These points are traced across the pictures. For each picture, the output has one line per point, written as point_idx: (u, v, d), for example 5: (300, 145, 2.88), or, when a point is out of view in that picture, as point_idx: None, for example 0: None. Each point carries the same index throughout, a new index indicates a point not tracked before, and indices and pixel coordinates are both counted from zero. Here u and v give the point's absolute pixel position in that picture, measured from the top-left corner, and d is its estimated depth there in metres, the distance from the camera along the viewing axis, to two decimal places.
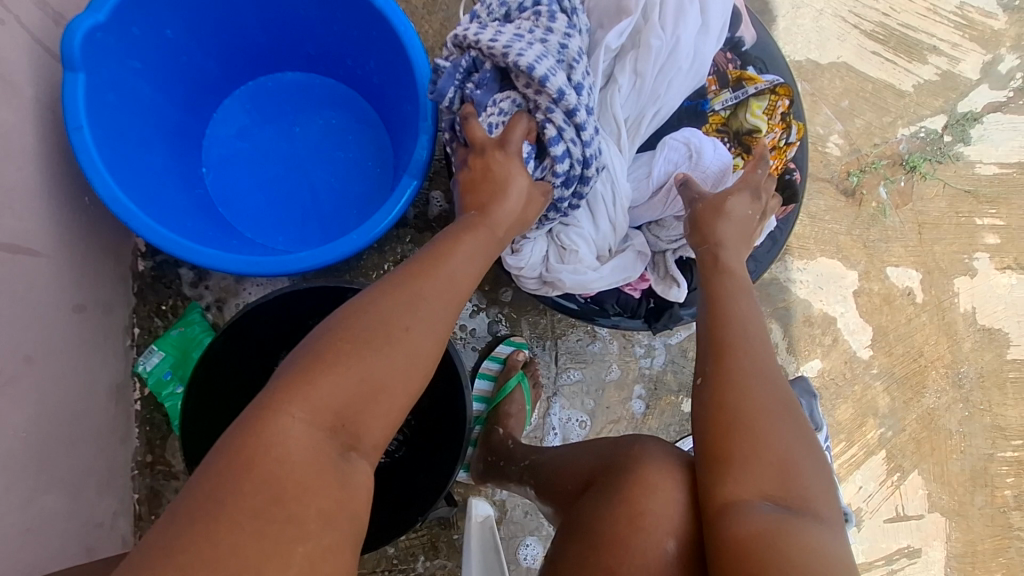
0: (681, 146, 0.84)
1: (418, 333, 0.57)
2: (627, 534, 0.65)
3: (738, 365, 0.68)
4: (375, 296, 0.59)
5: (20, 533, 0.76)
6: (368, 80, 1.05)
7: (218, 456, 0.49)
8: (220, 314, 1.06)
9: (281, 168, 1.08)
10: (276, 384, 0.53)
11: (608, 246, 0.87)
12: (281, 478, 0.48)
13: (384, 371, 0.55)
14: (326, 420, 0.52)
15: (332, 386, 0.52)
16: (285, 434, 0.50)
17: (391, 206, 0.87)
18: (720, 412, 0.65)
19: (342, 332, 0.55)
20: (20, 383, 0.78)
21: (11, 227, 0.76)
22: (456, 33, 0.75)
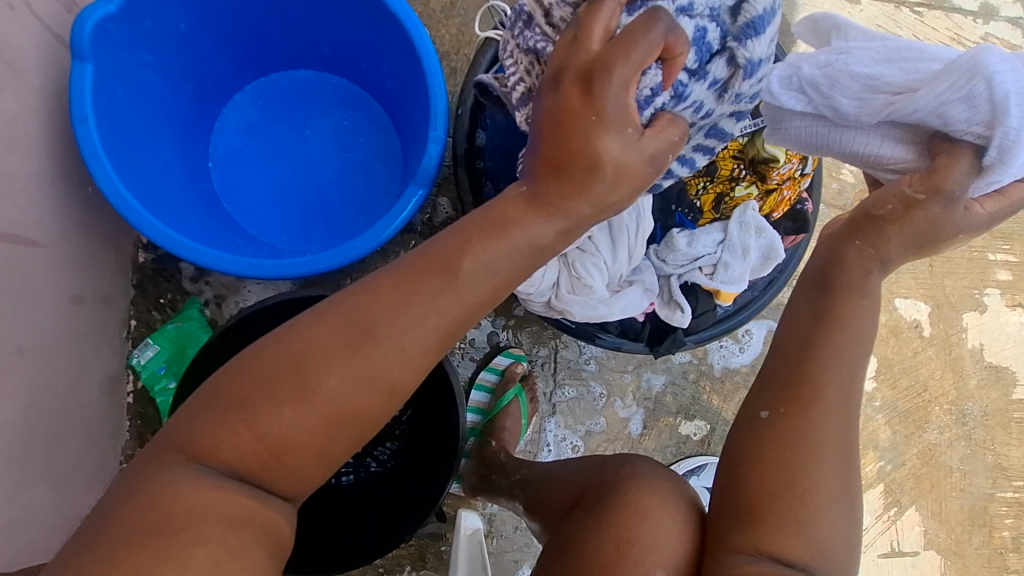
0: (976, 93, 0.56)
1: (339, 389, 0.49)
2: (614, 560, 0.64)
3: (806, 415, 0.59)
4: (307, 332, 0.50)
5: (3, 526, 0.76)
6: (381, 84, 1.04)
7: (120, 487, 0.48)
8: (218, 311, 1.05)
9: (289, 167, 1.07)
10: (184, 422, 0.50)
11: (620, 275, 0.84)
12: (160, 514, 0.46)
13: (293, 424, 0.49)
14: (224, 465, 0.48)
15: (228, 437, 0.48)
16: (180, 470, 0.47)
17: (397, 217, 0.85)
18: (781, 461, 0.59)
19: (256, 368, 0.49)
20: (11, 373, 0.77)
21: (10, 216, 0.75)
22: None
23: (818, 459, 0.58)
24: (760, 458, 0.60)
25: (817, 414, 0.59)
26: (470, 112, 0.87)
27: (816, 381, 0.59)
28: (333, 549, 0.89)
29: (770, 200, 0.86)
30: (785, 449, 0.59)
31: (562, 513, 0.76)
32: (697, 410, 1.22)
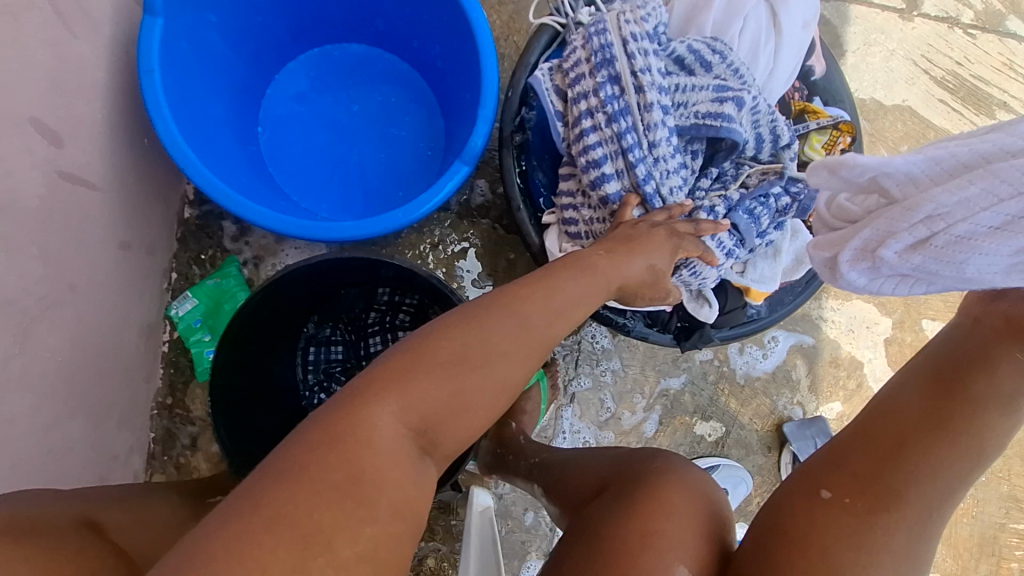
0: None
1: (512, 367, 0.52)
2: (638, 549, 0.63)
3: (880, 521, 0.54)
4: (480, 310, 0.53)
5: (44, 455, 0.77)
6: (430, 63, 1.07)
7: (296, 442, 0.44)
8: (255, 271, 1.08)
9: (334, 137, 1.10)
10: (363, 381, 0.48)
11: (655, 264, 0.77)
12: (362, 467, 0.44)
13: (477, 390, 0.50)
14: (413, 422, 0.48)
15: (422, 397, 0.48)
16: (376, 426, 0.46)
17: (441, 192, 0.87)
18: (834, 552, 0.54)
19: (449, 335, 0.51)
20: (62, 309, 0.77)
21: (75, 157, 0.76)
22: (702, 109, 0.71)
23: (875, 566, 0.53)
24: (809, 539, 0.55)
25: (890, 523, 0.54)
26: (519, 94, 0.86)
27: (898, 487, 0.54)
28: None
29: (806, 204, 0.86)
30: (854, 544, 0.53)
31: (584, 501, 0.77)
32: (712, 412, 1.23)
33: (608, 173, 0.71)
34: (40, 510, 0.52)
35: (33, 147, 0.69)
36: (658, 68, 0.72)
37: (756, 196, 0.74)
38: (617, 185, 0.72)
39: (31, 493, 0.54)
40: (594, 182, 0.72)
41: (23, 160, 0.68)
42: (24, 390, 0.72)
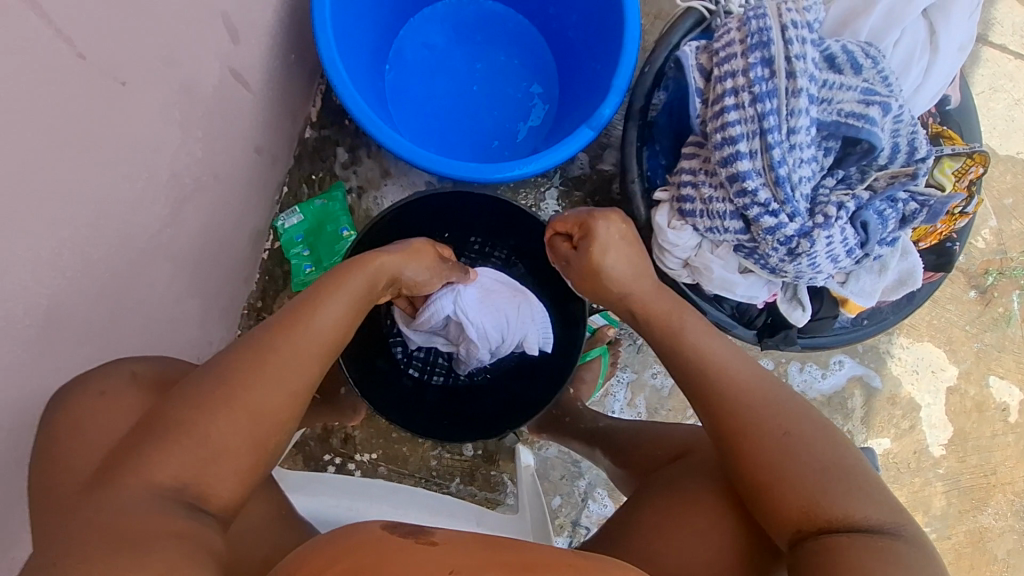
0: None
1: (271, 393, 0.57)
2: (721, 499, 0.68)
3: (735, 401, 0.66)
4: (224, 359, 0.58)
5: (164, 323, 0.83)
6: (563, 31, 1.10)
7: (54, 522, 0.50)
8: (358, 200, 1.14)
9: (455, 86, 1.14)
10: (115, 456, 0.53)
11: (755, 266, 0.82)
12: (115, 525, 0.48)
13: (221, 427, 0.54)
14: (172, 477, 0.52)
15: (170, 458, 0.52)
16: (116, 495, 0.50)
17: (565, 151, 0.89)
18: (748, 449, 0.63)
19: (195, 392, 0.56)
20: (205, 194, 0.82)
21: (244, 58, 0.80)
22: (853, 105, 0.73)
23: (789, 434, 0.63)
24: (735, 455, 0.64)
25: (790, 441, 0.62)
26: (656, 72, 0.88)
27: (724, 385, 0.68)
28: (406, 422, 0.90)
29: (921, 229, 0.85)
30: (755, 426, 0.64)
31: (661, 463, 0.81)
32: None
33: (743, 151, 0.73)
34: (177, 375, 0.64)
35: (219, 39, 0.73)
36: (813, 58, 0.73)
37: (884, 197, 0.75)
38: (750, 165, 0.73)
39: (169, 361, 0.67)
40: (726, 159, 0.75)
41: (211, 49, 0.72)
42: (165, 261, 0.78)
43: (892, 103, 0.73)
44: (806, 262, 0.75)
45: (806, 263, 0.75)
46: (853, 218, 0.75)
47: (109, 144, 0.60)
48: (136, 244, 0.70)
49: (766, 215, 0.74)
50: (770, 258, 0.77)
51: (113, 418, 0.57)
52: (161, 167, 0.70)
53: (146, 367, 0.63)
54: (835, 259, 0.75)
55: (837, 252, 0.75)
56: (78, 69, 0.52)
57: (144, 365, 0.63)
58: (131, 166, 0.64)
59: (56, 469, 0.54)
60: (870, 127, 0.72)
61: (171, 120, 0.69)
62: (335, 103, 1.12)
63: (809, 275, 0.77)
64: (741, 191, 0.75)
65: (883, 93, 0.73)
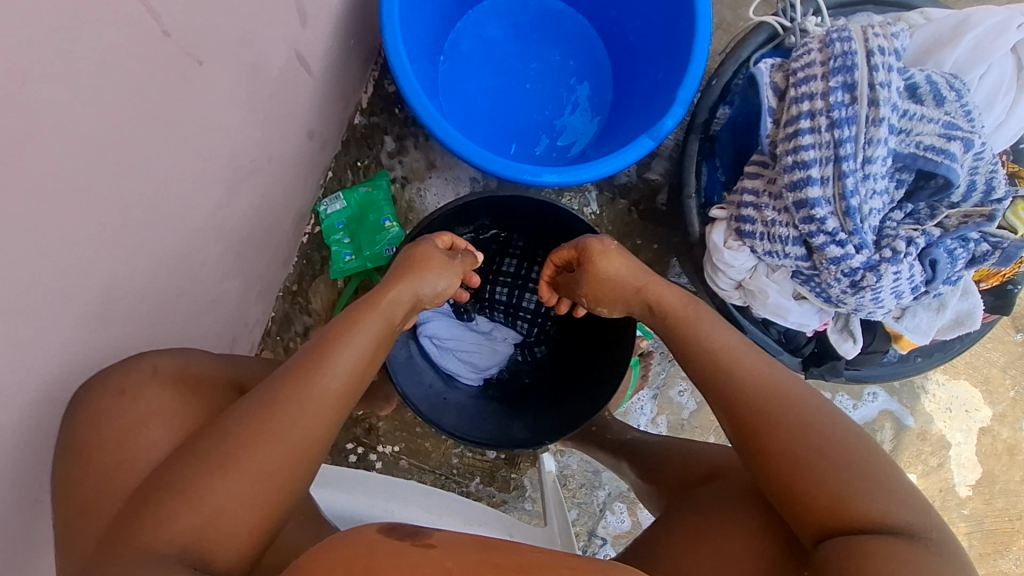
0: None
1: (277, 448, 0.54)
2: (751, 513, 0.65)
3: (744, 384, 0.65)
4: (236, 410, 0.56)
5: (208, 303, 0.83)
6: (624, 36, 1.08)
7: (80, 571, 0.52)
8: (401, 190, 1.12)
9: (508, 82, 1.11)
10: (128, 513, 0.53)
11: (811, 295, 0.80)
12: None
13: (225, 487, 0.52)
14: (178, 538, 0.50)
15: (175, 518, 0.51)
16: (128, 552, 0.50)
17: (624, 160, 0.87)
18: (765, 436, 0.61)
19: (203, 447, 0.54)
20: (259, 177, 0.82)
21: (310, 43, 0.79)
22: (933, 138, 0.71)
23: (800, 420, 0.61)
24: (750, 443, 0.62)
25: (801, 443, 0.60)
26: (723, 85, 0.86)
27: (732, 372, 0.67)
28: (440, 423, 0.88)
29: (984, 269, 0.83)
30: (770, 411, 0.62)
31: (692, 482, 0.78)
32: None
33: (814, 176, 0.71)
34: (205, 376, 0.66)
35: (291, 21, 0.72)
36: (896, 86, 0.71)
37: (956, 236, 0.73)
38: (821, 191, 0.71)
39: (189, 348, 0.68)
40: (796, 183, 0.73)
41: (282, 32, 0.71)
42: (216, 241, 0.78)
43: (973, 140, 0.71)
44: (870, 295, 0.73)
45: (868, 296, 0.73)
46: (921, 254, 0.73)
47: (180, 121, 0.59)
48: (193, 223, 0.70)
49: (832, 244, 0.72)
50: (830, 289, 0.75)
51: (141, 461, 0.57)
52: (224, 147, 0.69)
53: (169, 362, 0.64)
54: (898, 294, 0.73)
55: (902, 288, 0.73)
56: (162, 45, 0.51)
57: (165, 359, 0.64)
58: (197, 145, 0.64)
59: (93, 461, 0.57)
60: (949, 163, 0.70)
61: (239, 101, 0.68)
62: (386, 91, 1.10)
63: (870, 308, 0.76)
64: (807, 218, 0.73)
65: (964, 128, 0.71)
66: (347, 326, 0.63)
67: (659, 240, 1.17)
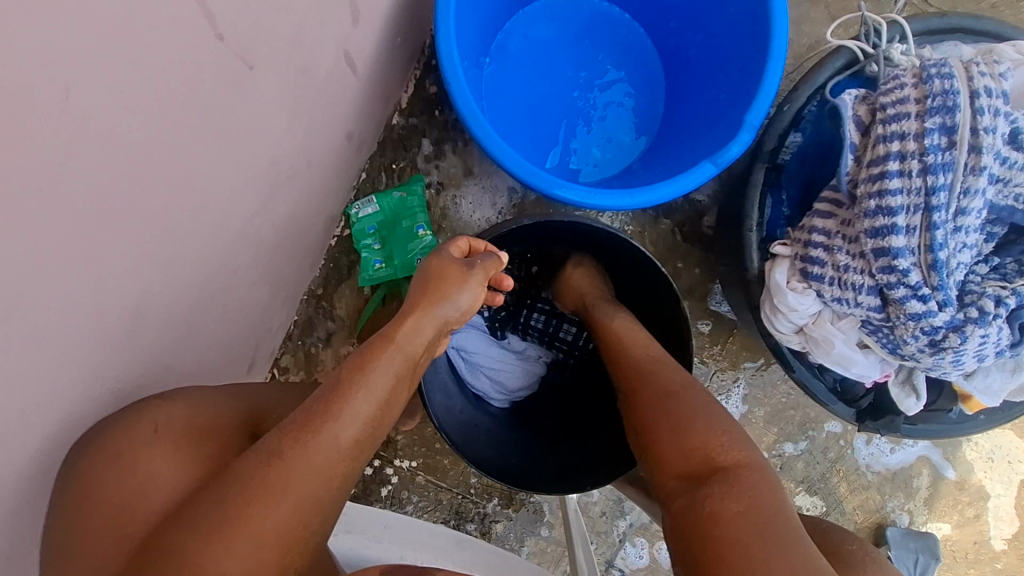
0: None
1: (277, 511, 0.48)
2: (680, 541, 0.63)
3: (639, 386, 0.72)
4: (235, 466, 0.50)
5: (235, 312, 0.79)
6: (683, 49, 1.01)
7: None
8: (435, 196, 1.07)
9: (554, 89, 1.04)
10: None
11: (875, 345, 0.75)
12: None
13: (221, 559, 0.46)
14: None
15: None
16: None
17: (685, 187, 0.81)
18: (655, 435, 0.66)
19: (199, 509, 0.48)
20: (296, 181, 0.77)
21: (359, 43, 0.74)
22: None
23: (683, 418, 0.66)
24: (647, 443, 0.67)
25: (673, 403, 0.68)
26: (796, 112, 0.79)
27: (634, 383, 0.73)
28: (471, 453, 0.84)
29: None
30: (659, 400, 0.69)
31: None
32: (820, 487, 1.18)
33: (900, 225, 0.65)
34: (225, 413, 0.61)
35: (342, 20, 0.67)
36: (1000, 132, 0.64)
37: None
38: (905, 241, 0.66)
39: (199, 393, 0.62)
40: (878, 230, 0.67)
41: (332, 31, 0.66)
42: (248, 249, 0.73)
43: None
44: (952, 357, 0.67)
45: (949, 358, 0.68)
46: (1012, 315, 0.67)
47: (223, 126, 0.54)
48: (227, 233, 0.66)
49: (913, 298, 0.66)
50: (905, 346, 0.70)
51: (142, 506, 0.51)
52: (266, 153, 0.65)
53: (173, 416, 0.57)
54: (982, 357, 0.68)
55: (986, 350, 0.67)
56: (211, 46, 0.47)
57: (169, 413, 0.57)
58: (238, 151, 0.59)
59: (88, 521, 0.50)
60: None
61: (284, 105, 0.63)
62: (427, 92, 1.05)
63: (949, 370, 0.70)
64: (886, 267, 0.67)
65: None
66: (354, 372, 0.55)
67: (703, 265, 1.12)
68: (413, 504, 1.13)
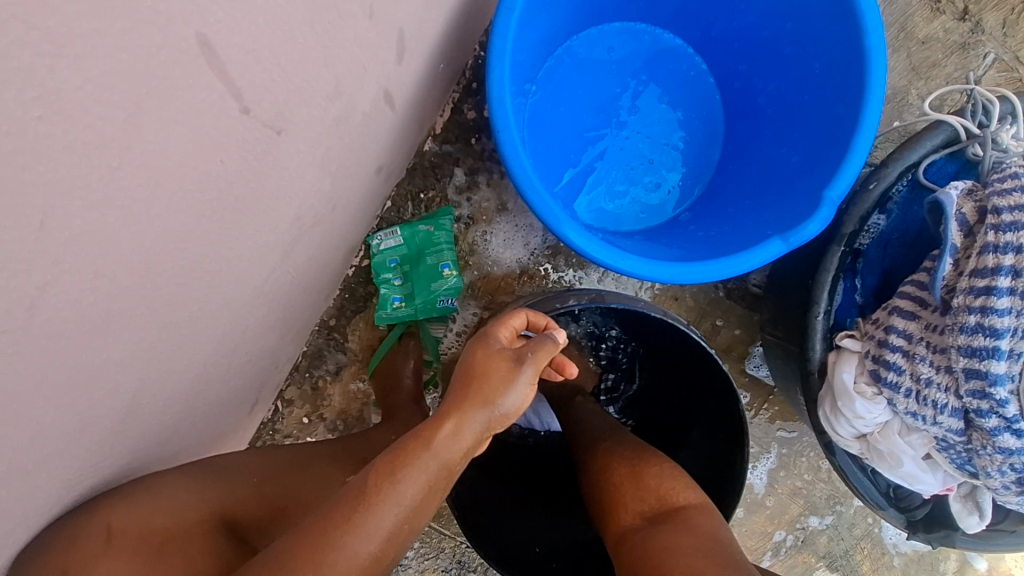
0: None
1: None
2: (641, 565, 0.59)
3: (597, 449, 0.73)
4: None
5: (242, 363, 0.71)
6: (751, 94, 0.92)
7: None
8: (465, 230, 0.98)
9: (605, 127, 0.95)
10: None
11: (947, 462, 0.68)
12: None
13: None
14: None
15: None
16: None
17: (750, 265, 0.73)
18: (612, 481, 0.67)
19: None
20: (318, 228, 0.69)
21: (400, 79, 0.66)
22: None
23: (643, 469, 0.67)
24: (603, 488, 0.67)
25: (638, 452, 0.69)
26: (882, 192, 0.71)
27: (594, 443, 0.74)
28: (493, 544, 0.77)
29: None
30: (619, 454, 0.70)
31: None
32: (842, 564, 1.12)
33: (1002, 350, 0.58)
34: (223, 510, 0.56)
35: (384, 60, 0.59)
36: None
37: None
38: (1005, 368, 0.58)
39: (157, 479, 0.57)
40: (975, 351, 0.59)
41: (373, 73, 0.58)
42: (261, 304, 0.66)
43: None
44: None
45: None
46: None
47: (241, 202, 0.47)
48: (239, 297, 0.58)
49: (1006, 431, 0.59)
50: (988, 475, 0.63)
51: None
52: (287, 212, 0.57)
53: (125, 517, 0.52)
54: None
55: None
56: (236, 123, 0.39)
57: (123, 514, 0.51)
58: (257, 219, 0.51)
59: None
60: None
61: (313, 159, 0.55)
62: (465, 117, 0.96)
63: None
64: (978, 392, 0.60)
65: None
66: (379, 481, 0.49)
67: (744, 326, 1.04)
68: (414, 551, 1.07)
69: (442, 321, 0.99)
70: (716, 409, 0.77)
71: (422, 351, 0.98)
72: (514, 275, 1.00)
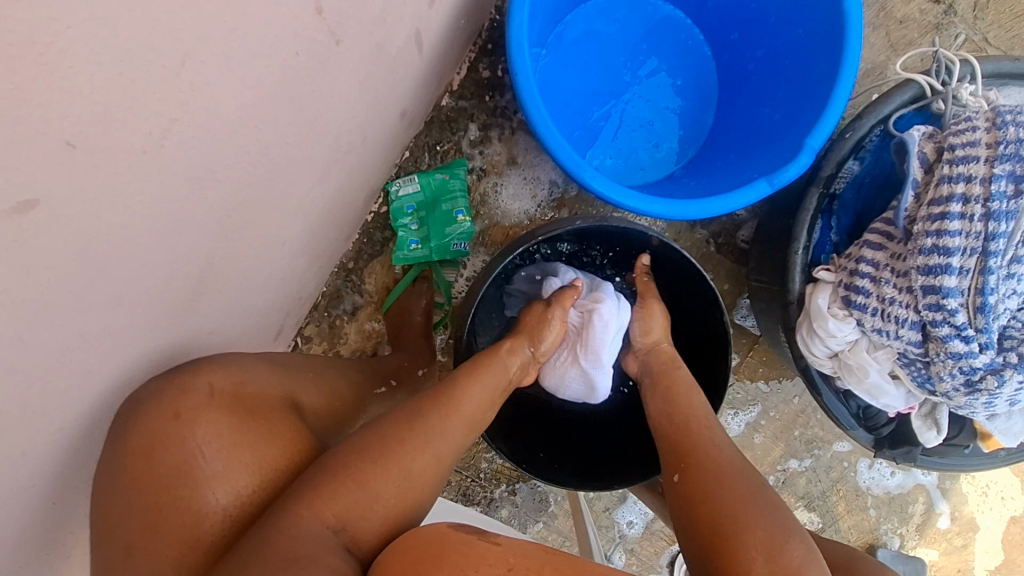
0: None
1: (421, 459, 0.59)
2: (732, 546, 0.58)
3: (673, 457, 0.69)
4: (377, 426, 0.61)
5: (278, 279, 0.79)
6: (741, 62, 1.01)
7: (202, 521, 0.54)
8: (477, 182, 1.06)
9: (609, 86, 1.03)
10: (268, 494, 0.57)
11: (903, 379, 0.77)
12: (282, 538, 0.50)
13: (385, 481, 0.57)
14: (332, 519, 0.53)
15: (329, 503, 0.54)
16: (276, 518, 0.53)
17: (738, 203, 0.81)
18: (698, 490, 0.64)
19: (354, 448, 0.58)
20: (351, 156, 0.77)
21: (429, 22, 0.74)
22: None
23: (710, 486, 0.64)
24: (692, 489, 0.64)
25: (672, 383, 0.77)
26: (857, 140, 0.79)
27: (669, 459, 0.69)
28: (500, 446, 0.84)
29: None
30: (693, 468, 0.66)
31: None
32: (819, 504, 1.20)
33: (954, 266, 0.67)
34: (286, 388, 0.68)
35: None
36: None
37: None
38: (957, 282, 0.67)
39: (239, 356, 0.65)
40: (931, 269, 0.68)
41: (409, 9, 0.66)
42: (300, 220, 0.73)
43: None
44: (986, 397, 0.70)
45: (983, 398, 0.71)
46: None
47: (304, 102, 0.54)
48: (287, 202, 0.66)
49: (956, 338, 0.68)
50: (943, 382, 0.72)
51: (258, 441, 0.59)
52: (332, 128, 0.65)
53: (223, 379, 0.61)
54: (1014, 395, 0.70)
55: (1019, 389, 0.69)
56: (311, 21, 0.47)
57: (221, 376, 0.61)
58: (311, 126, 0.59)
59: (148, 500, 0.54)
60: None
61: (357, 80, 0.63)
62: (480, 76, 1.04)
63: (983, 408, 0.72)
64: (934, 305, 0.68)
65: None
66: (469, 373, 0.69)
67: (732, 279, 1.13)
68: None
69: (454, 266, 1.07)
70: (703, 320, 0.87)
71: (434, 293, 1.05)
72: (521, 225, 1.08)
